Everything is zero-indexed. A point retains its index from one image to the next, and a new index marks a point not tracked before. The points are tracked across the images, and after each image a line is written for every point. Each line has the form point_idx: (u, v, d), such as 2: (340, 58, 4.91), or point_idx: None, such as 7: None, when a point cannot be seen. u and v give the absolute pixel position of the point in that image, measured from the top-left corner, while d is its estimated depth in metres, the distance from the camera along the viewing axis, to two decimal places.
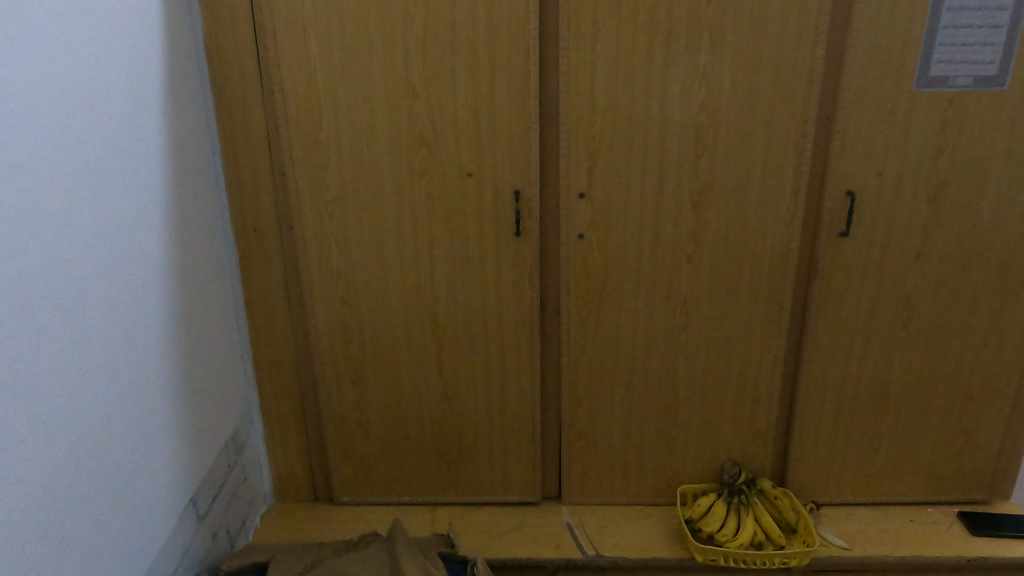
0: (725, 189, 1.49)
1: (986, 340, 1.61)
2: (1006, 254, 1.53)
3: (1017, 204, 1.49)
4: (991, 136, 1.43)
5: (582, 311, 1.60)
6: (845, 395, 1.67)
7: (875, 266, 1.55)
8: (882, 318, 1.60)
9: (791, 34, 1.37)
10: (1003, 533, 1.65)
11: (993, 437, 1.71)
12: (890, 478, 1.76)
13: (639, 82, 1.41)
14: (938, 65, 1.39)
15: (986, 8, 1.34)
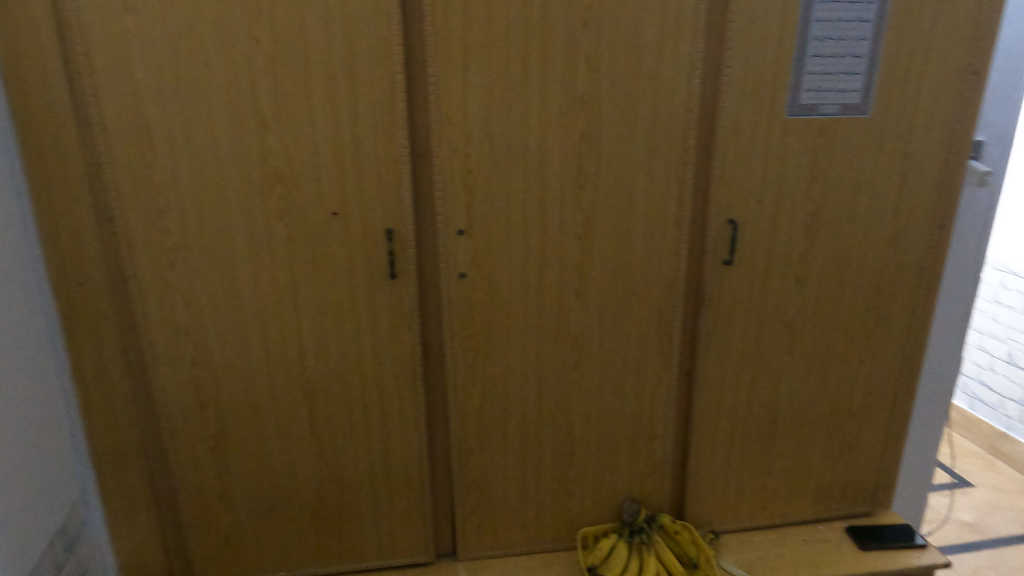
0: (609, 222, 1.43)
1: (862, 359, 1.65)
2: (876, 275, 1.57)
3: (883, 228, 1.53)
4: (858, 162, 1.46)
5: (468, 355, 1.48)
6: (738, 422, 1.65)
7: (759, 294, 1.54)
8: (768, 343, 1.59)
9: (667, 62, 1.33)
10: (888, 544, 1.68)
11: (873, 451, 1.75)
12: (782, 500, 1.76)
13: (515, 111, 1.32)
14: (807, 94, 1.39)
15: (847, 38, 1.36)
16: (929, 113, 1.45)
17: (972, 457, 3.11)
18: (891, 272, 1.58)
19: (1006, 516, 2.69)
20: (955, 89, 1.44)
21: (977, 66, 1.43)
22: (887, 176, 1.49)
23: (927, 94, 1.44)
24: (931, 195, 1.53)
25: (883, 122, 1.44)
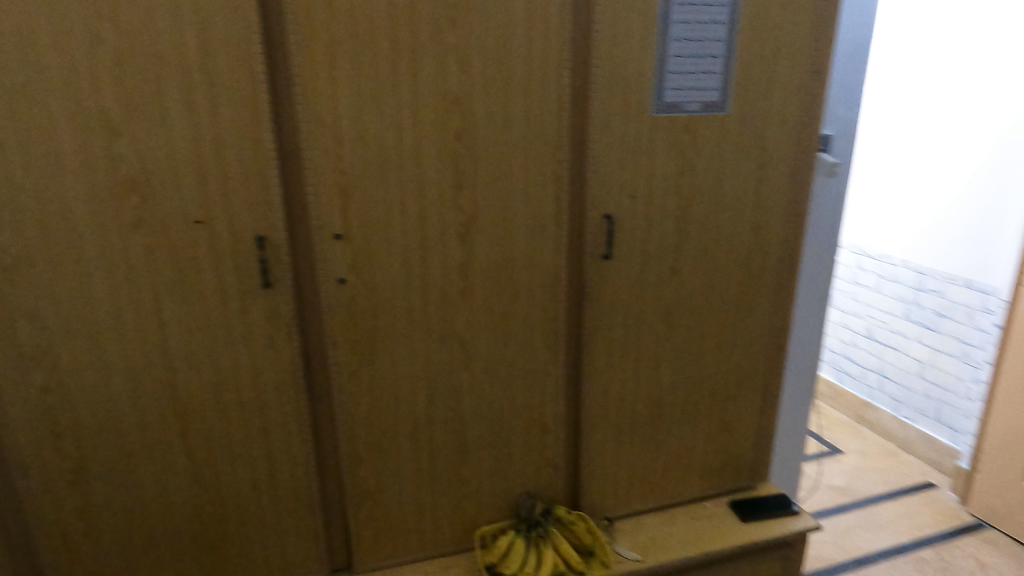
0: (489, 222, 1.44)
1: (735, 342, 1.74)
2: (743, 263, 1.67)
3: (747, 218, 1.63)
4: (720, 157, 1.55)
5: (352, 362, 1.44)
6: (625, 410, 1.71)
7: (637, 285, 1.60)
8: (648, 333, 1.65)
9: (536, 61, 1.36)
10: (766, 514, 1.80)
11: (750, 428, 1.86)
12: (671, 482, 1.83)
13: (387, 112, 1.30)
14: (671, 92, 1.46)
15: (704, 39, 1.44)
16: (781, 109, 1.56)
17: (841, 425, 3.38)
18: (756, 259, 1.68)
19: (871, 478, 2.94)
20: (802, 87, 1.56)
21: (819, 66, 1.55)
22: (747, 169, 1.58)
23: (777, 92, 1.54)
24: (787, 186, 1.64)
25: (741, 118, 1.53)
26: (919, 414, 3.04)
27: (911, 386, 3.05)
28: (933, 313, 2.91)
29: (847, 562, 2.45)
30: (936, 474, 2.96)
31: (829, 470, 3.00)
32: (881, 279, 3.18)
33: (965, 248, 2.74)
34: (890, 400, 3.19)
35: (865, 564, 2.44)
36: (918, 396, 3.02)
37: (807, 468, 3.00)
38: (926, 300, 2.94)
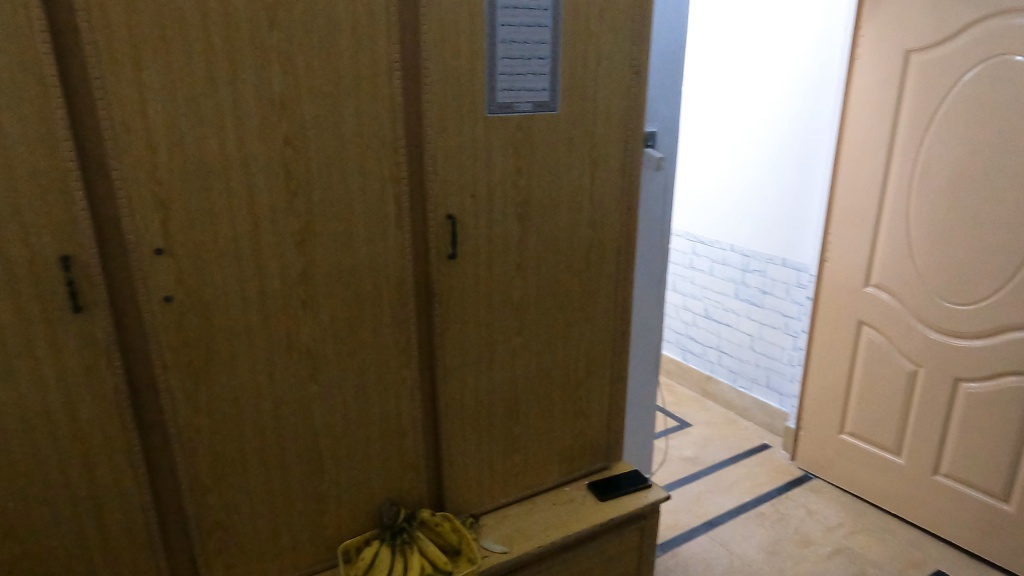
0: (328, 227, 1.40)
1: (582, 330, 1.82)
2: (583, 255, 1.75)
3: (584, 212, 1.71)
4: (555, 154, 1.61)
5: (187, 384, 1.35)
6: (481, 406, 1.73)
7: (484, 283, 1.63)
8: (499, 328, 1.69)
9: (365, 62, 1.34)
10: (622, 491, 1.90)
11: (602, 411, 1.95)
12: (532, 471, 1.88)
13: (206, 116, 1.23)
14: (503, 93, 1.50)
15: (530, 42, 1.49)
16: (607, 108, 1.65)
17: (687, 400, 3.65)
18: (596, 250, 1.77)
19: (716, 446, 3.20)
20: (624, 87, 1.66)
21: (638, 67, 1.66)
22: (580, 165, 1.66)
23: (603, 92, 1.63)
24: (618, 180, 1.74)
25: (571, 116, 1.60)
26: (752, 382, 3.35)
27: (744, 357, 3.36)
28: (758, 290, 3.22)
29: (699, 526, 2.65)
30: (770, 435, 3.27)
31: (678, 443, 3.23)
32: (713, 263, 3.47)
33: (779, 230, 3.07)
34: (727, 372, 3.49)
35: (715, 525, 2.66)
36: (750, 366, 3.34)
37: (660, 443, 3.20)
38: (751, 279, 3.25)
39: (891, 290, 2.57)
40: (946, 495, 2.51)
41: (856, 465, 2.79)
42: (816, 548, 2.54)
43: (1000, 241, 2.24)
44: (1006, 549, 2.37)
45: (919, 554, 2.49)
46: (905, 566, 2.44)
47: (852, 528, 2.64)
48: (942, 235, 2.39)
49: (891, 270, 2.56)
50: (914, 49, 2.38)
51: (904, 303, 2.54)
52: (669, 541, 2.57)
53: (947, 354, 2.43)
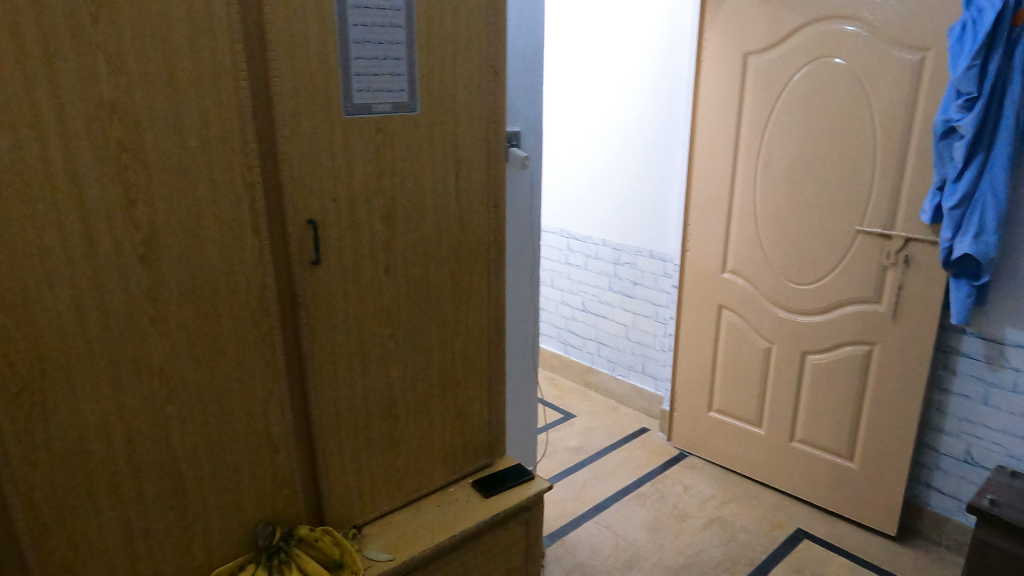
0: (176, 237, 1.31)
1: (457, 330, 1.82)
2: (453, 255, 1.75)
3: (451, 212, 1.71)
4: (417, 155, 1.60)
5: (17, 418, 1.21)
6: (358, 414, 1.69)
7: (352, 288, 1.59)
8: (371, 334, 1.65)
9: (207, 62, 1.27)
10: (505, 485, 1.92)
11: (482, 408, 1.96)
12: (415, 474, 1.85)
13: (22, 120, 1.11)
14: (359, 94, 1.47)
15: (384, 42, 1.48)
16: (468, 109, 1.67)
17: (570, 391, 3.76)
18: (466, 250, 1.77)
19: (599, 434, 3.31)
20: (483, 87, 1.68)
21: (495, 67, 1.69)
22: (444, 166, 1.66)
23: (462, 93, 1.64)
24: (484, 180, 1.75)
25: (431, 117, 1.60)
26: (630, 370, 3.51)
27: (621, 346, 3.51)
28: (629, 282, 3.38)
29: (585, 512, 2.74)
30: (648, 419, 3.44)
31: (562, 433, 3.33)
32: (587, 257, 3.59)
33: (645, 224, 3.23)
34: (607, 362, 3.63)
35: (600, 510, 2.75)
36: (627, 355, 3.49)
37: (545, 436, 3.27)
38: (623, 271, 3.40)
39: (744, 274, 2.78)
40: (802, 459, 2.75)
41: (724, 439, 2.99)
42: (693, 521, 2.69)
43: (832, 225, 2.48)
44: (853, 502, 2.63)
45: (782, 515, 2.71)
46: (771, 527, 2.65)
47: (724, 498, 2.83)
48: (784, 222, 2.61)
49: (743, 256, 2.76)
50: (751, 52, 2.58)
51: (757, 286, 2.75)
52: (558, 529, 2.64)
53: (794, 331, 2.67)
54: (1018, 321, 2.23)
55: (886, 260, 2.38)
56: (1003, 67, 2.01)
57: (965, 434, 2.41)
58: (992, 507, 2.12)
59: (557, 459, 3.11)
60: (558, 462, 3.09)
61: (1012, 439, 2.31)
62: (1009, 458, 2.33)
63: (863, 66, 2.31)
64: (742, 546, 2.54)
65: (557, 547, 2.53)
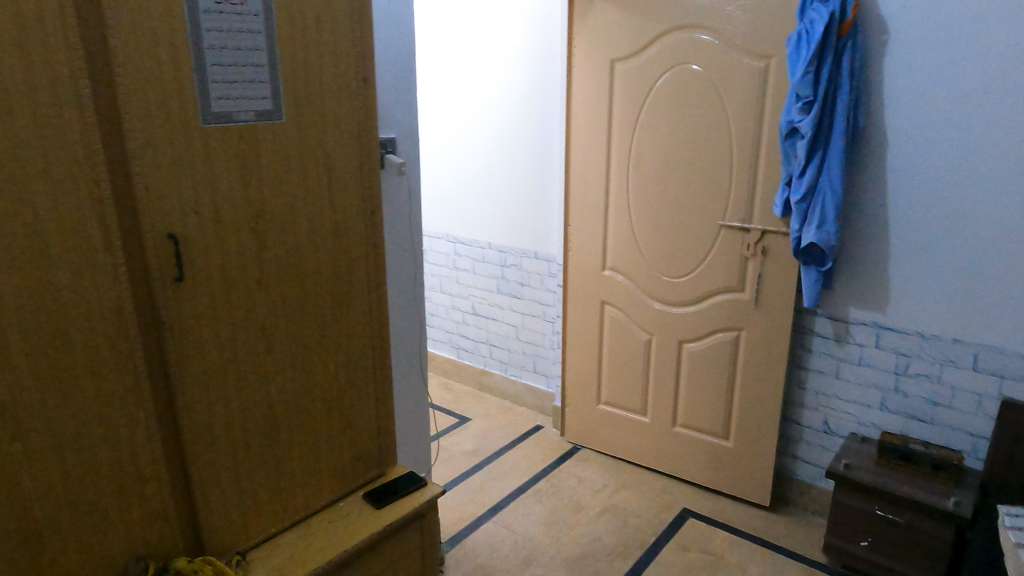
0: (12, 258, 1.16)
1: (340, 342, 1.76)
2: (330, 266, 1.69)
3: (326, 222, 1.66)
4: (286, 164, 1.54)
5: None
6: (237, 436, 1.57)
7: (223, 304, 1.48)
8: (247, 353, 1.55)
9: (37, 66, 1.14)
10: (398, 494, 1.88)
11: (370, 418, 1.90)
12: (302, 492, 1.76)
13: None
14: (218, 102, 1.40)
15: (242, 48, 1.41)
16: (337, 116, 1.63)
17: (464, 394, 3.77)
18: (344, 259, 1.73)
19: (495, 436, 3.35)
20: (352, 94, 1.65)
21: (364, 74, 1.67)
22: (316, 175, 1.61)
23: (330, 100, 1.61)
24: (359, 188, 1.72)
25: (299, 124, 1.55)
26: (522, 370, 3.57)
27: (512, 347, 3.57)
28: (517, 283, 3.44)
29: (484, 514, 2.76)
30: (541, 416, 3.51)
31: (457, 437, 3.34)
32: (474, 261, 3.62)
33: (528, 226, 3.31)
34: (499, 364, 3.67)
35: (498, 511, 2.78)
36: (518, 355, 3.56)
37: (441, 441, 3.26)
38: (510, 273, 3.46)
39: (624, 271, 2.91)
40: (684, 442, 2.91)
41: (613, 431, 3.11)
42: (587, 511, 2.78)
43: (698, 221, 2.65)
44: (731, 479, 2.81)
45: (669, 497, 2.86)
46: (659, 510, 2.78)
47: (615, 486, 2.94)
48: (656, 220, 2.76)
49: (621, 254, 2.89)
50: (616, 58, 2.71)
51: (634, 281, 2.89)
52: (457, 533, 2.64)
53: (671, 322, 2.82)
54: (859, 302, 2.48)
55: (746, 251, 2.57)
56: (833, 73, 2.23)
57: (822, 406, 2.65)
58: (847, 470, 2.35)
59: (451, 463, 3.12)
60: (454, 466, 3.10)
61: (860, 407, 2.56)
62: (858, 425, 2.58)
63: (716, 73, 2.49)
64: (634, 531, 2.65)
65: (457, 550, 2.54)
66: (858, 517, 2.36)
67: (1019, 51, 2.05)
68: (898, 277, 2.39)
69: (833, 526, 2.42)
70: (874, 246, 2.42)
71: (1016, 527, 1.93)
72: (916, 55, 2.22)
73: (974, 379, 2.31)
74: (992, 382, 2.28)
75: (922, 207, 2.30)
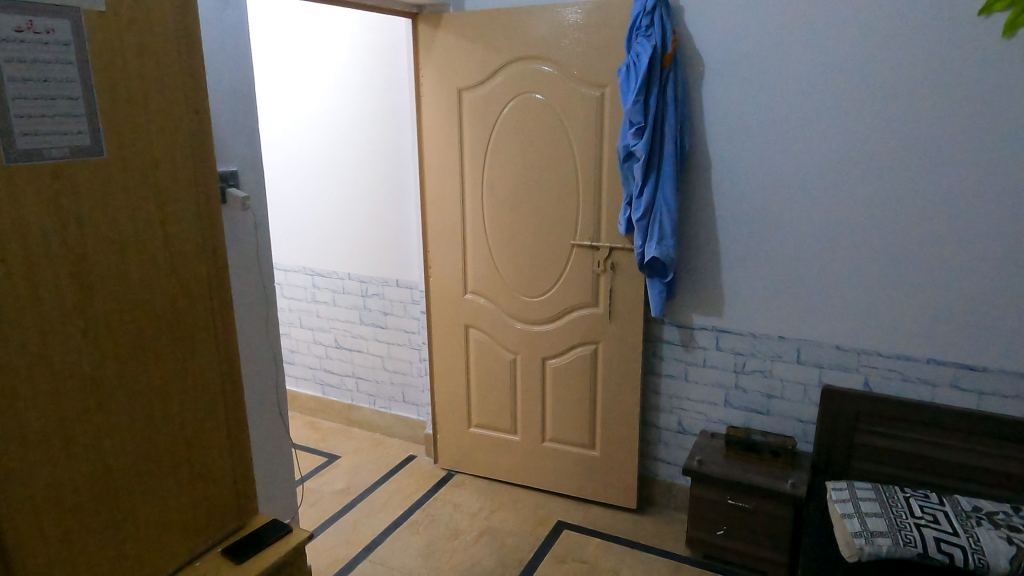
0: None
1: (185, 389, 1.64)
2: (168, 308, 1.58)
3: (161, 261, 1.55)
4: (109, 202, 1.42)
5: None
6: (67, 506, 1.40)
7: (42, 361, 1.33)
8: (75, 411, 1.40)
9: None
10: (260, 545, 1.76)
11: (225, 467, 1.78)
12: (148, 559, 1.60)
13: None
14: (23, 138, 1.26)
15: (50, 79, 1.30)
16: (168, 150, 1.54)
17: (332, 431, 3.64)
18: (184, 301, 1.62)
19: (366, 471, 3.25)
20: (184, 125, 1.57)
21: (196, 105, 1.59)
22: (145, 212, 1.50)
23: (159, 133, 1.51)
24: (196, 223, 1.63)
25: (124, 159, 1.44)
26: (391, 401, 3.51)
27: (379, 378, 3.50)
28: (380, 313, 3.40)
29: (358, 554, 2.67)
30: (413, 446, 3.47)
31: (326, 476, 3.21)
32: (334, 293, 3.52)
33: (388, 254, 3.29)
34: (367, 396, 3.59)
35: (373, 548, 2.70)
36: (386, 386, 3.49)
37: (309, 483, 3.11)
38: (372, 303, 3.40)
39: (485, 294, 2.96)
40: (554, 456, 2.99)
41: (486, 453, 3.13)
42: (465, 537, 2.77)
43: (551, 242, 2.77)
44: (599, 486, 2.93)
45: (544, 512, 2.92)
46: (535, 525, 2.83)
47: (491, 508, 2.96)
48: (512, 243, 2.84)
49: (481, 277, 2.95)
50: (464, 88, 2.78)
51: (496, 303, 2.95)
52: None
53: (533, 341, 2.90)
54: (699, 308, 2.70)
55: (597, 268, 2.72)
56: (660, 101, 2.44)
57: (675, 409, 2.84)
58: (700, 465, 2.53)
59: (322, 505, 2.99)
60: (325, 507, 2.97)
61: (708, 406, 2.77)
62: (708, 422, 2.79)
63: (558, 101, 2.63)
64: (511, 550, 2.68)
65: None
66: (713, 508, 2.54)
67: (810, 83, 2.36)
68: (730, 284, 2.63)
69: (692, 520, 2.59)
70: (707, 257, 2.65)
71: (840, 499, 2.17)
72: (728, 85, 2.48)
73: (798, 370, 2.58)
74: (813, 372, 2.56)
75: (744, 220, 2.56)
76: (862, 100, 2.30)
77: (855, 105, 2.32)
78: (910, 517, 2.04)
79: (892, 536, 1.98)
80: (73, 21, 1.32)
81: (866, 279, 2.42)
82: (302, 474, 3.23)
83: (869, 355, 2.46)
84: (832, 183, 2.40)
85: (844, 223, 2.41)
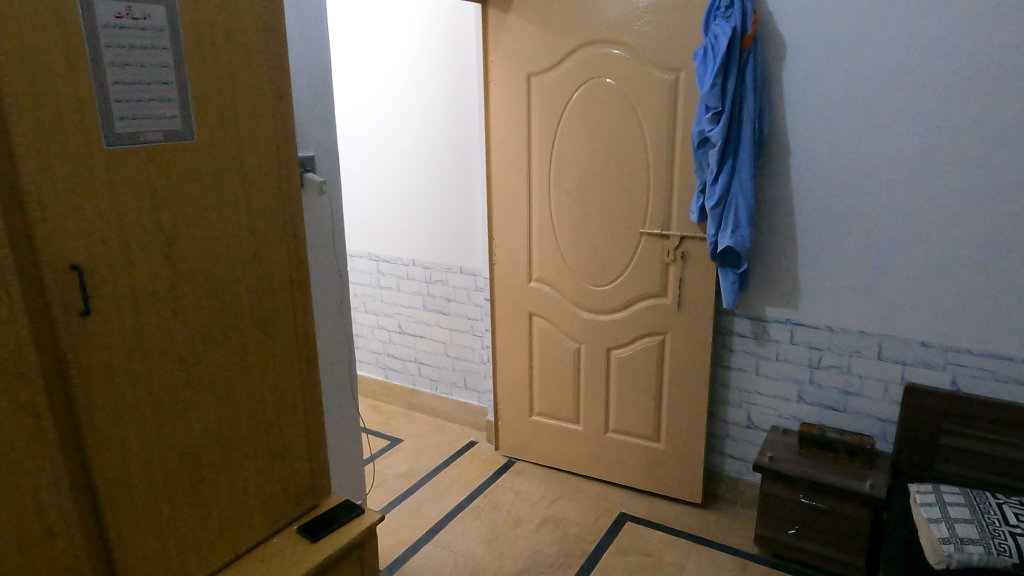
0: None
1: (264, 369, 1.67)
2: (250, 290, 1.61)
3: (245, 244, 1.58)
4: (198, 186, 1.45)
5: None
6: (157, 478, 1.45)
7: (136, 338, 1.38)
8: (165, 388, 1.45)
9: None
10: (334, 525, 1.79)
11: (301, 446, 1.81)
12: (230, 533, 1.64)
13: None
14: (121, 123, 1.30)
15: (146, 64, 1.32)
16: (252, 135, 1.56)
17: (394, 415, 3.69)
18: (265, 283, 1.65)
19: (428, 455, 3.29)
20: (268, 110, 1.59)
21: (280, 90, 1.61)
22: (231, 196, 1.53)
23: (244, 118, 1.54)
24: (279, 207, 1.65)
25: (211, 143, 1.47)
26: (452, 386, 3.54)
27: (441, 363, 3.53)
28: (443, 299, 3.42)
29: (422, 536, 2.70)
30: (474, 432, 3.48)
31: (390, 459, 3.26)
32: (398, 279, 3.56)
33: (452, 241, 3.30)
34: (429, 381, 3.62)
35: (436, 532, 2.73)
36: (448, 371, 3.52)
37: (373, 465, 3.17)
38: (436, 289, 3.43)
39: (550, 281, 2.94)
40: (618, 448, 2.95)
41: (548, 441, 3.12)
42: (527, 524, 2.77)
43: (619, 230, 2.72)
44: (664, 480, 2.88)
45: (606, 503, 2.89)
46: (597, 516, 2.81)
47: (552, 497, 2.95)
48: (579, 231, 2.81)
49: (545, 265, 2.92)
50: (533, 73, 2.75)
51: (561, 291, 2.92)
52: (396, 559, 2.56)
53: (599, 330, 2.86)
54: (772, 300, 2.61)
55: (667, 257, 2.65)
56: (738, 85, 2.35)
57: (745, 403, 2.76)
58: (772, 462, 2.45)
59: (386, 487, 3.04)
60: (388, 489, 3.02)
61: (780, 401, 2.68)
62: (779, 418, 2.70)
63: (630, 86, 2.57)
64: (573, 540, 2.67)
65: None
66: (785, 506, 2.46)
67: (901, 65, 2.23)
68: (807, 275, 2.53)
69: (762, 517, 2.51)
70: (783, 248, 2.55)
71: (926, 503, 2.06)
72: (811, 68, 2.37)
73: (879, 367, 2.47)
74: (895, 370, 2.44)
75: (824, 210, 2.45)
76: (958, 82, 2.16)
77: (950, 87, 2.18)
78: (1004, 525, 1.92)
79: (984, 544, 1.87)
80: (167, 8, 1.35)
81: (957, 273, 2.28)
82: (366, 456, 3.29)
83: (958, 353, 2.33)
84: (922, 170, 2.27)
85: (934, 213, 2.28)
